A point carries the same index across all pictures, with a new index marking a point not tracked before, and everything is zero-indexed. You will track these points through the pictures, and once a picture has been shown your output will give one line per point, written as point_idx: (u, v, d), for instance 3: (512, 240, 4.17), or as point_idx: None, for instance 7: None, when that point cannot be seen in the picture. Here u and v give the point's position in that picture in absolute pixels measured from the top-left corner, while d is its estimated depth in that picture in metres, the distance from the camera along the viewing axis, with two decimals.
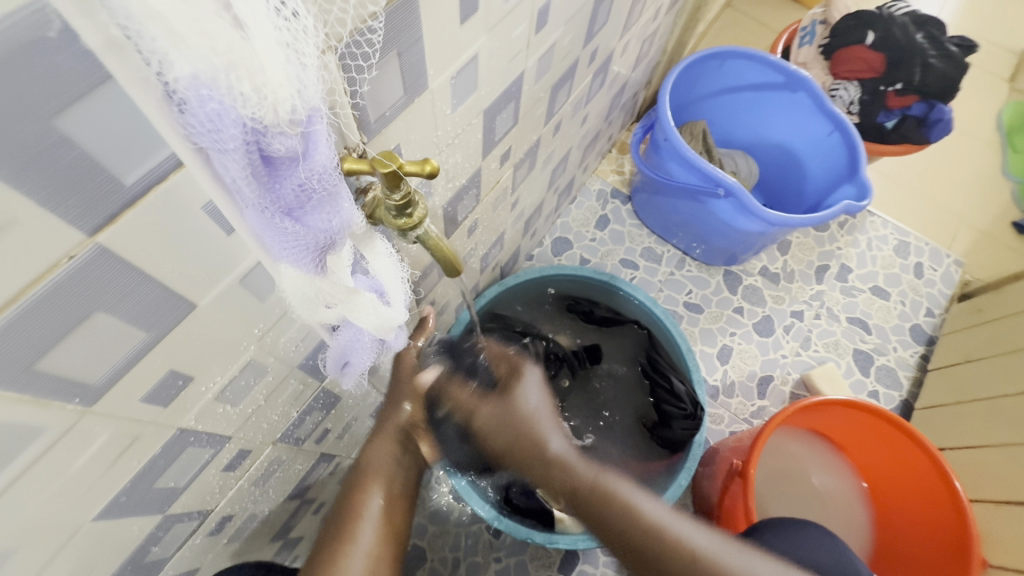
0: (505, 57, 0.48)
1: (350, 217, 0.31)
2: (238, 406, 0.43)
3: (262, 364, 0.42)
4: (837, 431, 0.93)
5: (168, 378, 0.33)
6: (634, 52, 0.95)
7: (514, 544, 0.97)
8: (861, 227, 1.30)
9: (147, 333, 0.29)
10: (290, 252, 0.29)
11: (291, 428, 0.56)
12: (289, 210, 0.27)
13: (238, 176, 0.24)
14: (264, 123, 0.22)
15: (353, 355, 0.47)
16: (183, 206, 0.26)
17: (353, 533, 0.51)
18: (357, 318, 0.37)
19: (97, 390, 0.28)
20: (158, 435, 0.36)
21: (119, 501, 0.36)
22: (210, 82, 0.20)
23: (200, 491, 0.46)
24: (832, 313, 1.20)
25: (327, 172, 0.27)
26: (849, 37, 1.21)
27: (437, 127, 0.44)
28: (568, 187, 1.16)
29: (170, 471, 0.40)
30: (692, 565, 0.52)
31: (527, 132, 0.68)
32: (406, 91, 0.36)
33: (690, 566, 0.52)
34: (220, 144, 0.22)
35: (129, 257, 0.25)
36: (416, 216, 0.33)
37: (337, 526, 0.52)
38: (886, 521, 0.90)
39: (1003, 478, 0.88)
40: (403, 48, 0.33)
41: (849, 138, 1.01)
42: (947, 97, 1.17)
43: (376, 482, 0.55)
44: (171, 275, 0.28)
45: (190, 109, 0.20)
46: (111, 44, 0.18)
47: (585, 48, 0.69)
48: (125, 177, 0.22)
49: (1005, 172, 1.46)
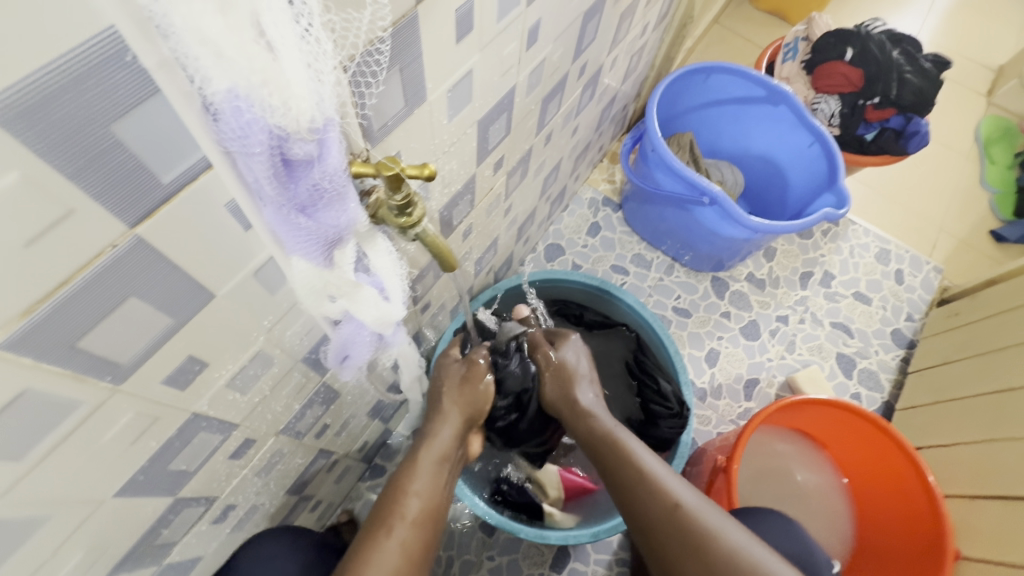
0: (498, 72, 0.52)
1: (356, 216, 0.34)
2: (247, 395, 0.46)
3: (270, 354, 0.45)
4: (818, 428, 0.96)
5: (186, 363, 0.36)
6: (623, 66, 1.00)
7: (507, 542, 0.99)
8: (843, 235, 1.35)
9: (172, 319, 0.32)
10: (301, 244, 0.33)
11: (293, 421, 0.59)
12: (303, 207, 0.30)
13: (261, 176, 0.27)
14: (286, 130, 0.26)
15: (352, 349, 0.51)
16: (210, 204, 0.29)
17: (390, 531, 0.52)
18: (357, 310, 0.41)
19: (127, 369, 0.31)
20: (174, 417, 0.39)
21: (136, 479, 0.39)
22: (244, 96, 0.24)
23: (208, 476, 0.49)
24: (816, 318, 1.24)
25: (338, 175, 0.30)
26: (829, 54, 1.26)
27: (435, 135, 0.48)
28: (561, 195, 1.20)
29: (183, 454, 0.43)
30: (673, 509, 0.58)
31: (520, 141, 0.72)
32: (407, 103, 0.40)
33: (670, 510, 0.58)
34: (248, 148, 0.25)
35: (162, 248, 0.28)
36: (415, 215, 0.37)
37: (370, 528, 0.53)
38: (865, 516, 0.94)
39: (976, 473, 0.91)
40: (405, 65, 0.37)
41: (829, 149, 1.06)
42: (923, 111, 1.22)
43: (416, 486, 0.56)
44: (196, 266, 0.31)
45: (224, 119, 0.24)
46: (164, 64, 0.22)
47: (575, 63, 0.73)
48: (164, 177, 0.26)
49: (982, 183, 1.52)
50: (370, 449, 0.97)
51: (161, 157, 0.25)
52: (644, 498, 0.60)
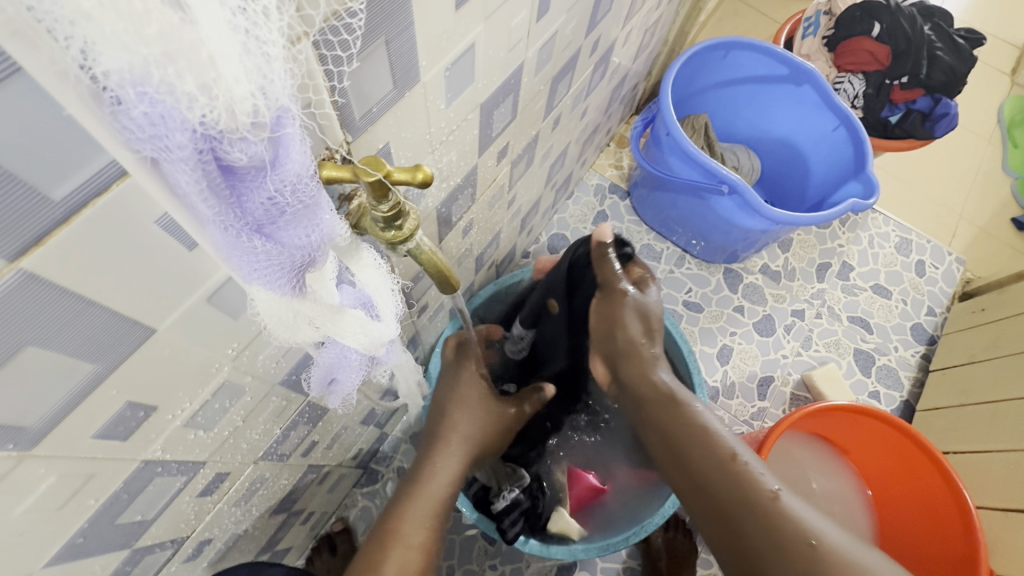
0: (504, 47, 0.44)
1: (333, 229, 0.27)
2: (212, 431, 0.39)
3: (238, 384, 0.38)
4: (843, 435, 0.91)
5: (125, 412, 0.30)
6: (636, 42, 0.91)
7: (510, 551, 0.94)
8: (863, 224, 1.27)
9: (95, 364, 0.25)
10: (262, 274, 0.25)
11: (274, 445, 0.52)
12: (259, 226, 0.23)
13: (191, 189, 0.20)
14: (218, 127, 0.18)
15: (339, 373, 0.43)
16: (134, 220, 0.22)
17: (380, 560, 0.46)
18: (342, 336, 0.34)
19: (35, 433, 0.25)
20: (119, 468, 0.32)
21: (76, 542, 0.33)
22: (148, 78, 0.16)
23: (173, 519, 0.43)
24: (833, 312, 1.18)
25: (303, 182, 0.23)
26: (854, 28, 1.16)
27: (430, 122, 0.40)
28: (566, 182, 1.12)
29: (135, 505, 0.36)
30: (718, 464, 0.53)
31: (525, 127, 0.64)
32: (397, 84, 0.33)
33: (715, 463, 0.53)
34: (166, 152, 0.18)
35: (65, 282, 0.21)
36: (406, 228, 0.30)
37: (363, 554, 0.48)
38: (889, 527, 0.89)
39: (1008, 485, 0.86)
40: (391, 36, 0.29)
41: (856, 134, 0.98)
42: (954, 92, 1.14)
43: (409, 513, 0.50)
44: (124, 298, 0.24)
45: (126, 111, 0.17)
46: (12, 30, 0.14)
47: (587, 38, 0.65)
48: (54, 191, 0.19)
49: (1005, 168, 1.44)
50: (364, 457, 0.91)
51: (37, 162, 0.18)
52: (705, 462, 0.54)
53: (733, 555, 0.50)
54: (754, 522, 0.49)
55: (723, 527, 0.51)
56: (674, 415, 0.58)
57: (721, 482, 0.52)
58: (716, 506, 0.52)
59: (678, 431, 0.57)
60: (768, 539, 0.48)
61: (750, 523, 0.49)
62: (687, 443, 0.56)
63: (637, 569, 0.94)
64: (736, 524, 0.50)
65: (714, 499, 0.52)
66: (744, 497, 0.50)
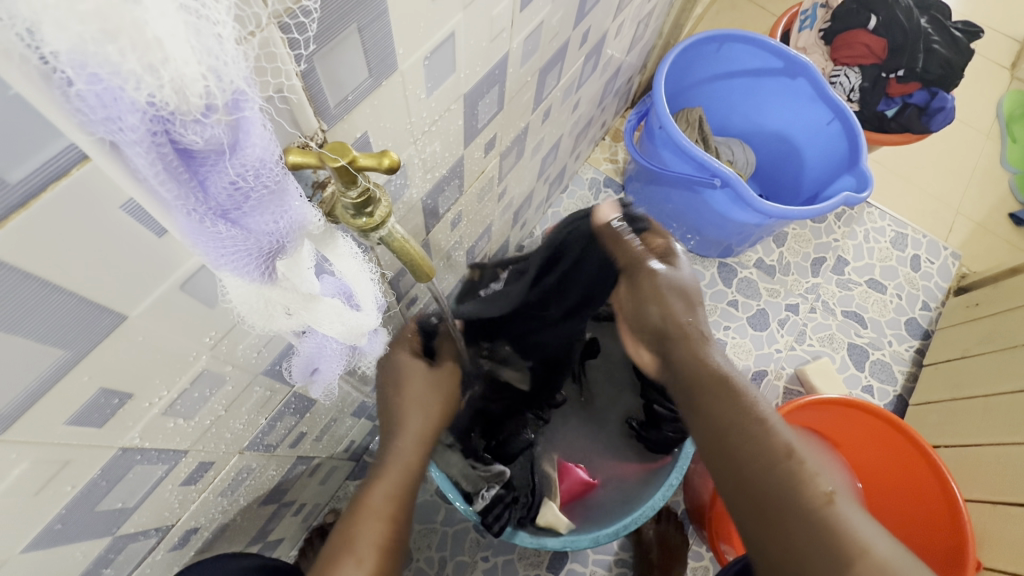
0: (487, 36, 0.44)
1: (304, 216, 0.27)
2: (193, 420, 0.39)
3: (218, 373, 0.38)
4: (835, 428, 0.91)
5: (100, 398, 0.30)
6: (629, 34, 0.90)
7: (502, 543, 0.94)
8: (859, 219, 1.27)
9: (67, 350, 0.26)
10: (230, 260, 0.25)
11: (260, 436, 0.52)
12: (223, 211, 0.23)
13: (148, 172, 0.20)
14: (169, 108, 0.18)
15: (321, 362, 0.43)
16: (99, 206, 0.22)
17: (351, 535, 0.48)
18: (318, 325, 0.34)
19: (4, 419, 0.25)
20: (95, 455, 0.33)
21: (54, 528, 0.34)
22: (93, 58, 0.16)
23: (156, 507, 0.43)
24: (828, 307, 1.18)
25: (265, 166, 0.23)
26: (850, 21, 1.16)
27: (411, 113, 0.40)
28: (560, 176, 1.12)
29: (116, 492, 0.37)
30: (766, 454, 0.48)
31: (513, 119, 0.64)
32: (372, 72, 0.33)
33: (763, 454, 0.48)
34: (118, 133, 0.18)
35: (29, 267, 0.21)
36: (378, 215, 0.30)
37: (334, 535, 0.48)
38: (879, 520, 0.89)
39: (998, 480, 0.86)
40: (364, 23, 0.29)
41: (850, 127, 0.98)
42: (950, 85, 1.14)
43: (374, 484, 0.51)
44: (92, 284, 0.24)
45: (76, 93, 0.17)
46: None
47: (576, 29, 0.65)
48: (11, 175, 0.19)
49: (1003, 163, 1.43)
50: (357, 449, 0.91)
51: None
52: (750, 451, 0.48)
53: (773, 559, 0.46)
54: (803, 525, 0.44)
55: (765, 528, 0.46)
56: (715, 394, 0.52)
57: (768, 475, 0.47)
58: (758, 502, 0.47)
59: (729, 417, 0.50)
60: (818, 545, 0.43)
61: (801, 528, 0.44)
62: (732, 429, 0.50)
63: (628, 561, 0.94)
64: (780, 523, 0.45)
65: (757, 494, 0.47)
66: (798, 499, 0.45)
